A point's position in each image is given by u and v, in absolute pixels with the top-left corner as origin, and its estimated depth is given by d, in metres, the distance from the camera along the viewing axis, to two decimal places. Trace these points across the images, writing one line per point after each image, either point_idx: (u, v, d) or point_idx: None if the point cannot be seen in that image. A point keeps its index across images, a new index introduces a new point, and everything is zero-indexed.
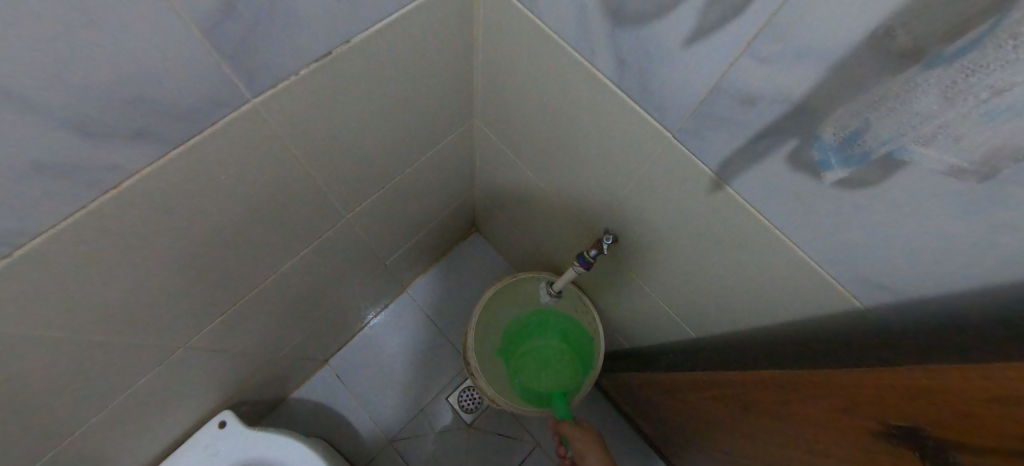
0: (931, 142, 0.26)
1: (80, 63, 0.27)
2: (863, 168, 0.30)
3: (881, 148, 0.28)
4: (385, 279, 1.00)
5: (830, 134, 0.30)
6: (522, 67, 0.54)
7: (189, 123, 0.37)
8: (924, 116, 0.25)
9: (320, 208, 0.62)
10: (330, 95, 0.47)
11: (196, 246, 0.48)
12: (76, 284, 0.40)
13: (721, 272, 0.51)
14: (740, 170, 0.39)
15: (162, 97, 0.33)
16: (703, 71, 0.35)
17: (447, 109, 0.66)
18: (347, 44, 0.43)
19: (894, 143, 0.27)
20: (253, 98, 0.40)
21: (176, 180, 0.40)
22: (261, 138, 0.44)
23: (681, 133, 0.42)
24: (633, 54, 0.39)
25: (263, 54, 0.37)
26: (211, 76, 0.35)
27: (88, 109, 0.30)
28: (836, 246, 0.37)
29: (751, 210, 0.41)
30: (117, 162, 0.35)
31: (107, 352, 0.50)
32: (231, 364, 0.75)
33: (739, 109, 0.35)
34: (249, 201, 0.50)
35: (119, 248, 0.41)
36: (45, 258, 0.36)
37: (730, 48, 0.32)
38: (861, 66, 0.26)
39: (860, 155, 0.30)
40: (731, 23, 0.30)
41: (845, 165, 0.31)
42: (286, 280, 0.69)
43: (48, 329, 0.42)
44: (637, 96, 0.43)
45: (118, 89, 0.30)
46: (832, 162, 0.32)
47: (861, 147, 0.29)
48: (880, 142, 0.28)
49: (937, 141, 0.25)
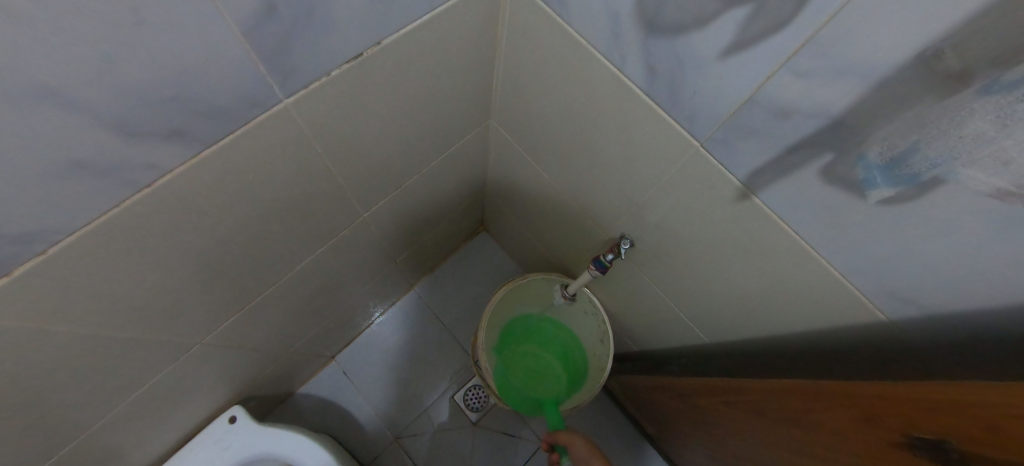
0: (978, 165, 0.26)
1: (126, 62, 0.27)
2: (905, 186, 0.30)
3: (930, 170, 0.28)
4: (394, 277, 1.01)
5: (875, 152, 0.30)
6: (547, 71, 0.54)
7: (224, 122, 0.37)
8: (976, 140, 0.25)
9: (340, 207, 0.62)
10: (358, 96, 0.47)
11: (220, 244, 0.49)
12: (106, 281, 0.40)
13: (740, 280, 0.52)
14: (770, 181, 0.39)
15: (200, 97, 0.33)
16: (738, 83, 0.35)
17: (467, 110, 0.66)
18: (378, 45, 0.43)
19: (943, 165, 0.27)
20: (285, 98, 0.40)
21: (207, 178, 0.40)
22: (289, 138, 0.44)
23: (710, 143, 0.42)
24: (666, 63, 0.39)
25: (299, 55, 0.37)
26: (248, 76, 0.35)
27: (130, 107, 0.30)
28: (865, 259, 0.37)
29: (778, 221, 0.42)
30: (153, 161, 0.35)
31: (128, 347, 0.50)
32: (243, 360, 0.75)
33: (774, 122, 0.35)
34: (273, 200, 0.50)
35: (147, 245, 0.41)
36: (79, 255, 0.36)
37: (768, 62, 0.32)
38: (908, 85, 0.26)
39: (907, 176, 0.30)
40: (771, 37, 0.31)
41: (892, 185, 0.31)
42: (301, 277, 0.69)
43: (75, 325, 0.42)
44: (666, 105, 0.43)
45: (160, 88, 0.30)
46: (877, 181, 0.32)
47: (909, 169, 0.29)
48: (928, 164, 0.28)
49: (985, 165, 0.25)
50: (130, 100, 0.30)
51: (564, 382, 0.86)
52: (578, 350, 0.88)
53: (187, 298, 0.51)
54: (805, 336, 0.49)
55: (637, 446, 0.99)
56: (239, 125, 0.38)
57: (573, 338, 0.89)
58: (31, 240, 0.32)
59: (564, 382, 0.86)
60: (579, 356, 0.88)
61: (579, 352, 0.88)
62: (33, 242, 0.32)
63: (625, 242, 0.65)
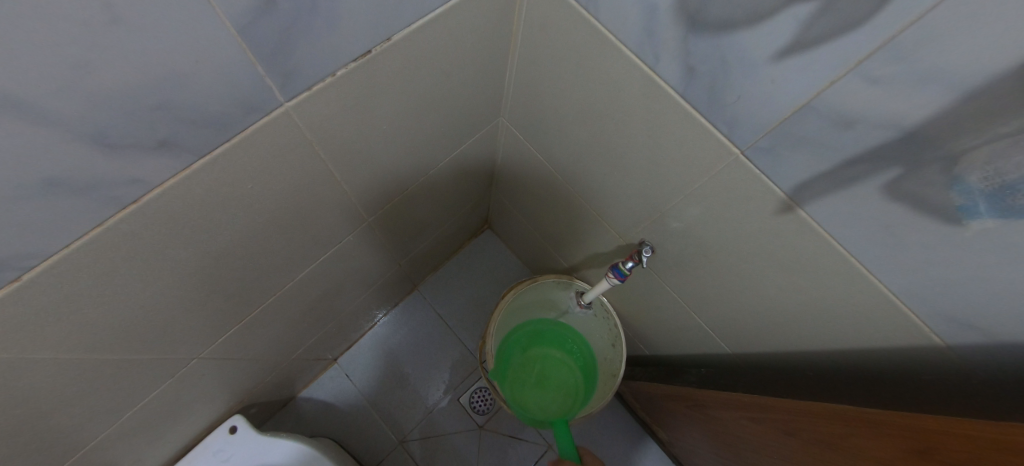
0: None
1: (102, 67, 0.23)
2: (1003, 212, 0.27)
3: None
4: (398, 279, 0.97)
5: (979, 177, 0.26)
6: (566, 68, 0.50)
7: (218, 131, 0.33)
8: None
9: (344, 213, 0.58)
10: (365, 97, 0.43)
11: (217, 258, 0.45)
12: (91, 303, 0.37)
13: (773, 293, 0.49)
14: (819, 194, 0.36)
15: (190, 103, 0.29)
16: (793, 88, 0.32)
17: (477, 108, 0.62)
18: (387, 42, 0.39)
19: None
20: (286, 102, 0.36)
21: (200, 191, 0.36)
22: (291, 145, 0.40)
23: (752, 151, 0.38)
24: (707, 63, 0.36)
25: (301, 55, 0.33)
26: (245, 80, 0.31)
27: (109, 118, 0.26)
28: (929, 281, 0.34)
29: (826, 236, 0.38)
30: (138, 175, 0.31)
31: (119, 367, 0.46)
32: (242, 369, 0.72)
33: (832, 132, 0.32)
34: (274, 209, 0.46)
35: (137, 264, 0.37)
36: (58, 279, 0.32)
37: (833, 66, 0.28)
38: (1010, 96, 0.23)
39: (1020, 207, 0.26)
40: (839, 39, 0.27)
41: (998, 215, 0.27)
42: (303, 285, 0.66)
43: (59, 351, 0.38)
44: (703, 108, 0.39)
45: (143, 95, 0.26)
46: (980, 209, 0.28)
47: None
48: None
49: None
50: (110, 110, 0.26)
51: (574, 386, 0.86)
52: (584, 354, 0.87)
53: (182, 315, 0.47)
54: (843, 355, 0.46)
55: (648, 450, 0.97)
56: (236, 132, 0.34)
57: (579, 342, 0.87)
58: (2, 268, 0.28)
59: (573, 387, 0.85)
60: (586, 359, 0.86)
61: (585, 355, 0.87)
62: (4, 270, 0.29)
63: (648, 250, 0.59)
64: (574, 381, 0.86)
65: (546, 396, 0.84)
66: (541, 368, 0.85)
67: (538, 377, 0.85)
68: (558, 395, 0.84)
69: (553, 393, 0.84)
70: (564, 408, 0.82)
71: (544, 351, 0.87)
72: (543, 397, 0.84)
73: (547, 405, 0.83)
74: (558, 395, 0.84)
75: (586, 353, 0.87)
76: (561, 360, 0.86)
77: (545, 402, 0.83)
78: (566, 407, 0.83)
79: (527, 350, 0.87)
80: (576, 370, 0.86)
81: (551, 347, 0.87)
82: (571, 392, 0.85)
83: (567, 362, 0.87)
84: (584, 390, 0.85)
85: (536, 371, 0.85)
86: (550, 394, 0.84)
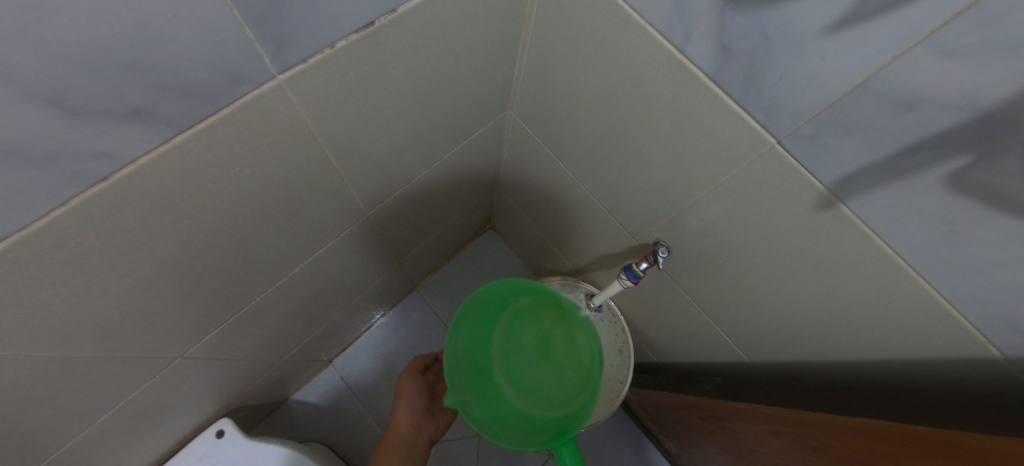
0: None
1: (59, 15, 0.20)
2: None
3: None
4: (397, 278, 0.94)
5: None
6: (583, 52, 0.47)
7: (202, 103, 0.29)
8: None
9: (342, 205, 0.55)
10: (367, 75, 0.39)
11: (202, 248, 0.41)
12: (57, 294, 0.33)
13: (802, 297, 0.45)
14: (866, 187, 0.33)
15: (168, 67, 0.26)
16: (845, 66, 0.28)
17: (486, 97, 0.59)
18: (393, 13, 0.35)
19: None
20: (280, 75, 0.32)
21: (183, 171, 0.32)
22: (285, 125, 0.37)
23: (790, 140, 0.35)
24: (745, 41, 0.32)
25: (297, 20, 0.29)
26: (232, 45, 0.28)
27: (70, 80, 0.22)
28: (991, 285, 0.30)
29: (870, 234, 0.35)
30: (109, 149, 0.27)
31: (93, 366, 0.43)
32: (231, 370, 0.68)
33: (890, 115, 0.28)
34: (266, 197, 0.42)
35: (110, 251, 0.33)
36: (16, 265, 0.29)
37: (897, 38, 0.25)
38: None
39: None
40: (908, 6, 0.24)
41: None
42: (297, 281, 0.62)
43: (23, 346, 0.35)
44: (737, 93, 0.36)
45: (111, 53, 0.23)
46: None
47: None
48: None
49: None
50: (70, 68, 0.22)
51: (577, 346, 0.58)
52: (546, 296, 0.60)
53: (163, 310, 0.44)
54: (879, 364, 0.43)
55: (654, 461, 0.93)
56: (223, 105, 0.31)
57: (526, 289, 0.60)
58: None
59: (577, 348, 0.58)
60: (552, 301, 0.59)
61: (546, 295, 0.60)
62: None
63: (663, 251, 0.57)
64: (569, 336, 0.59)
65: (561, 395, 0.56)
66: (521, 366, 0.58)
67: (529, 381, 0.57)
68: (573, 377, 0.57)
69: (565, 384, 0.57)
70: (584, 375, 0.56)
71: (510, 341, 0.60)
72: (556, 395, 0.56)
73: (570, 401, 0.56)
74: (570, 378, 0.57)
75: (546, 292, 0.60)
76: (538, 333, 0.59)
77: (564, 398, 0.56)
78: (591, 377, 0.55)
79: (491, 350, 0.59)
80: (557, 323, 0.59)
81: (513, 327, 0.60)
82: (581, 357, 0.57)
83: (545, 324, 0.60)
84: (585, 331, 0.58)
85: (520, 377, 0.58)
86: (561, 387, 0.56)
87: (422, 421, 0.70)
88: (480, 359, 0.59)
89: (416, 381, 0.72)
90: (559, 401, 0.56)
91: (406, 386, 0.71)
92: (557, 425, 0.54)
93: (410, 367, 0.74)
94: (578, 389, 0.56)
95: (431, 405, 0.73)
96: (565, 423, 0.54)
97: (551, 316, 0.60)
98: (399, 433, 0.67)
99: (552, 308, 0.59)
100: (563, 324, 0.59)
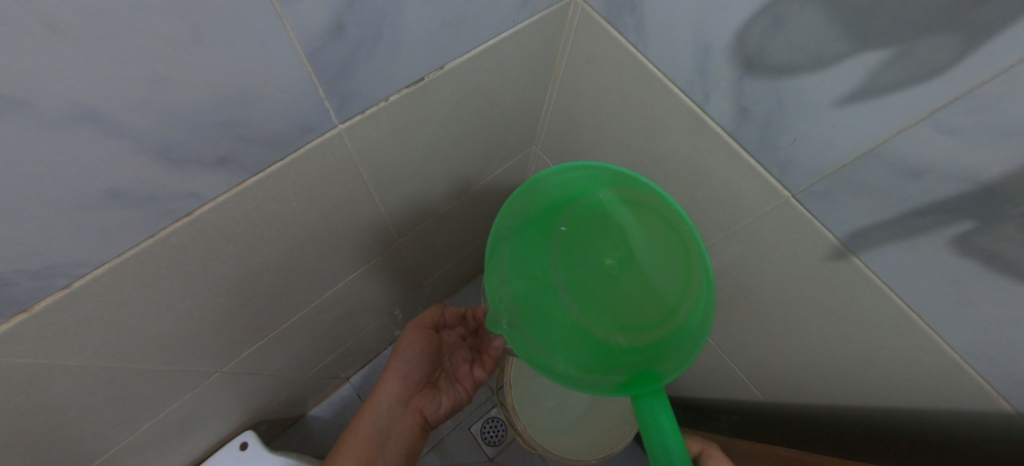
0: None
1: (178, 84, 0.24)
2: None
3: None
4: (419, 300, 0.97)
5: None
6: (608, 102, 0.51)
7: (275, 150, 0.33)
8: None
9: (377, 233, 0.59)
10: (412, 121, 0.43)
11: (253, 273, 0.45)
12: (130, 314, 0.37)
13: (818, 342, 0.46)
14: (877, 243, 0.35)
15: (254, 122, 0.30)
16: (856, 134, 0.31)
17: (514, 136, 0.63)
18: (440, 70, 0.40)
19: None
20: (340, 125, 0.36)
21: (250, 207, 0.36)
22: (338, 166, 0.41)
23: (805, 195, 0.37)
24: (763, 104, 0.35)
25: (360, 79, 0.34)
26: (306, 102, 0.32)
27: (177, 135, 0.27)
28: (998, 342, 0.32)
29: (883, 287, 0.37)
30: (195, 190, 0.31)
31: (147, 377, 0.46)
32: (260, 384, 0.71)
33: (898, 181, 0.31)
34: (313, 228, 0.46)
35: (179, 276, 0.37)
36: (105, 288, 0.33)
37: (901, 114, 0.28)
38: None
39: None
40: (908, 89, 0.27)
41: None
42: (328, 303, 0.65)
43: (95, 359, 0.38)
44: (754, 149, 0.39)
45: (211, 113, 0.27)
46: None
47: None
48: None
49: None
50: (178, 126, 0.26)
51: (663, 248, 0.40)
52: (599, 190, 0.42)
53: (212, 328, 0.47)
54: (894, 413, 0.44)
55: None
56: (291, 152, 0.35)
57: (567, 187, 0.42)
58: (57, 274, 0.29)
59: (662, 250, 0.40)
60: (610, 185, 0.40)
61: (597, 181, 0.41)
62: (57, 277, 0.29)
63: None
64: (650, 239, 0.41)
65: (648, 312, 0.42)
66: (591, 285, 0.47)
67: (602, 305, 0.46)
68: (662, 293, 0.41)
69: (654, 302, 0.42)
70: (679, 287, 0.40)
71: (569, 261, 0.47)
72: (645, 322, 0.42)
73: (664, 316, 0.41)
74: (662, 291, 0.41)
75: (593, 181, 0.41)
76: (604, 243, 0.45)
77: (661, 324, 0.41)
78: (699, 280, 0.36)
79: (548, 275, 0.47)
80: (625, 211, 0.41)
81: (570, 238, 0.47)
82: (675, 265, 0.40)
83: (609, 231, 0.44)
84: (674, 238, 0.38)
85: (589, 296, 0.46)
86: (646, 303, 0.43)
87: (409, 399, 0.69)
88: (540, 284, 0.47)
89: (417, 340, 0.70)
90: (650, 325, 0.42)
91: (405, 343, 0.69)
92: (655, 362, 0.38)
93: (421, 322, 0.72)
94: (675, 304, 0.40)
95: (423, 378, 0.70)
96: (653, 364, 0.38)
97: (613, 211, 0.42)
98: (380, 401, 0.67)
99: (615, 202, 0.42)
100: (638, 218, 0.41)
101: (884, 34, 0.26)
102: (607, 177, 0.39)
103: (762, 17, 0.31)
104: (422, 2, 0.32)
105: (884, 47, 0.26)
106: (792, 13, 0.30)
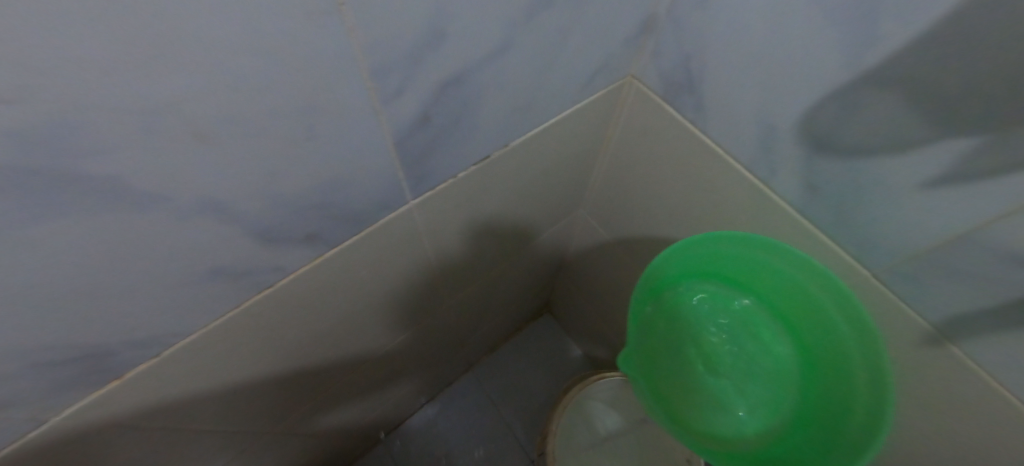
0: None
1: (286, 173, 0.27)
2: None
3: None
4: (459, 359, 0.95)
5: None
6: (663, 172, 0.51)
7: (354, 225, 0.35)
8: None
9: (429, 296, 0.59)
10: (475, 193, 0.45)
11: (315, 337, 0.46)
12: (205, 378, 0.38)
13: (911, 433, 0.42)
14: (980, 331, 0.32)
15: (341, 202, 0.32)
16: (947, 219, 0.30)
17: (564, 201, 0.64)
18: (505, 147, 0.42)
19: None
20: (412, 200, 0.38)
21: (323, 276, 0.38)
22: (404, 236, 0.43)
23: (889, 275, 0.35)
24: (836, 183, 0.35)
25: (436, 160, 0.36)
26: (387, 183, 0.34)
27: (276, 217, 0.29)
28: None
29: (990, 380, 0.33)
30: (281, 263, 0.33)
31: (204, 439, 0.47)
32: (301, 444, 0.71)
33: (1000, 268, 0.29)
34: (374, 293, 0.47)
35: (252, 342, 0.39)
36: (188, 356, 0.34)
37: (998, 202, 0.27)
38: None
39: None
40: (1004, 177, 0.26)
41: None
42: (375, 363, 0.65)
43: (165, 421, 0.39)
44: (827, 226, 0.38)
45: (307, 197, 0.29)
46: None
47: None
48: None
49: None
50: (279, 209, 0.29)
51: (761, 329, 0.37)
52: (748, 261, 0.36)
53: (269, 390, 0.48)
54: None
55: None
56: (367, 226, 0.37)
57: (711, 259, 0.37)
58: (152, 343, 0.31)
59: (765, 330, 0.37)
60: (707, 265, 0.38)
61: (687, 267, 0.38)
62: (152, 346, 0.31)
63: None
64: (747, 319, 0.38)
65: (767, 405, 0.36)
66: (687, 385, 0.37)
67: (710, 408, 0.37)
68: (774, 380, 0.36)
69: (767, 389, 0.36)
70: (791, 371, 0.36)
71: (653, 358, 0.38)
72: (768, 417, 0.36)
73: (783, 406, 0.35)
74: (773, 379, 0.36)
75: (688, 263, 0.38)
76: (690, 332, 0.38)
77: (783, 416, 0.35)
78: (836, 353, 0.33)
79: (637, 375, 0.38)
80: (718, 291, 0.38)
81: (652, 331, 0.39)
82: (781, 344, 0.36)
83: (700, 318, 0.38)
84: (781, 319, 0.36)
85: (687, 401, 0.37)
86: (762, 393, 0.36)
87: None
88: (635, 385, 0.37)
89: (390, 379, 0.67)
90: (772, 419, 0.35)
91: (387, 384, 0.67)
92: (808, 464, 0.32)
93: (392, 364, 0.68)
94: (793, 390, 0.35)
95: None
96: None
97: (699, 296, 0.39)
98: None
99: (702, 285, 0.39)
100: (729, 300, 0.38)
101: (971, 123, 0.26)
102: (708, 257, 0.37)
103: (833, 101, 0.32)
104: (498, 92, 0.34)
105: (974, 135, 0.26)
106: (867, 100, 0.30)
